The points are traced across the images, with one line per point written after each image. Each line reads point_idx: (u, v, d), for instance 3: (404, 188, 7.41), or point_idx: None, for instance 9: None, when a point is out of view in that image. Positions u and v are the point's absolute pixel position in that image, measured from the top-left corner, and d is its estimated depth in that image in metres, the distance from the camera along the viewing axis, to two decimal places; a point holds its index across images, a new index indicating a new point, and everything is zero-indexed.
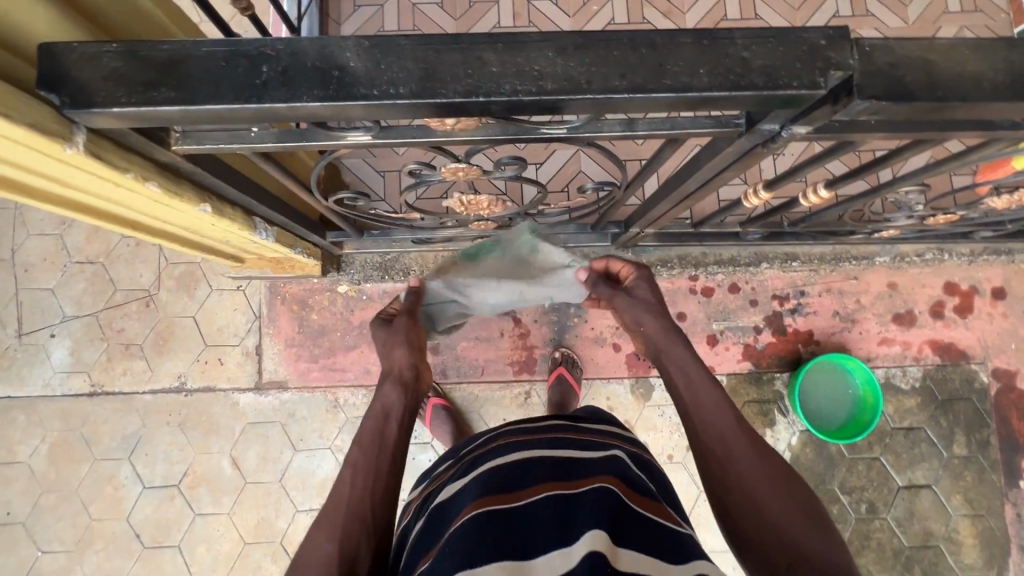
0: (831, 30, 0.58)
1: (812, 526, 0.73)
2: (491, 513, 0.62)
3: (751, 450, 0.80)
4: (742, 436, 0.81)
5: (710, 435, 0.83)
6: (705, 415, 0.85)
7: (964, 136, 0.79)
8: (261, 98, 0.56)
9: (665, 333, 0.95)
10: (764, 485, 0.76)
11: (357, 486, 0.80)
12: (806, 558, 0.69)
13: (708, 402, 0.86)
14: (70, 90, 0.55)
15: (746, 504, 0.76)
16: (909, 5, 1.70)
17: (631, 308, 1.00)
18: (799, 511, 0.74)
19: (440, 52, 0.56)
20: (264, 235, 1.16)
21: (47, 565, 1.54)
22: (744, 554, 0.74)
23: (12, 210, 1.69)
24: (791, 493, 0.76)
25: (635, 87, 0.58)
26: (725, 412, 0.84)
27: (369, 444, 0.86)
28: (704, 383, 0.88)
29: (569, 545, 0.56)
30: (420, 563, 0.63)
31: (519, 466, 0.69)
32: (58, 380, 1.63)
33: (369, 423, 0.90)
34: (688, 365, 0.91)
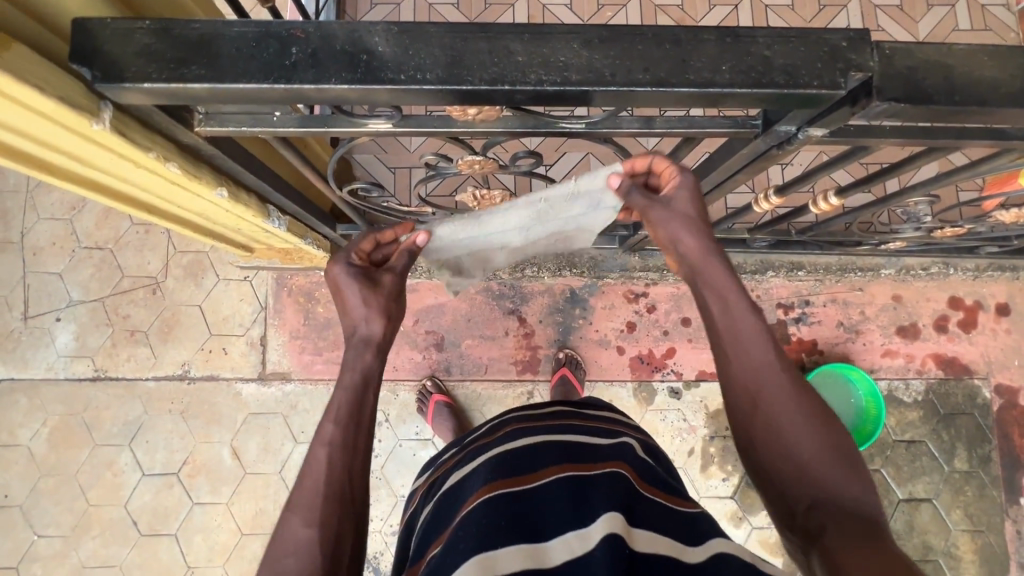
0: (852, 33, 0.59)
1: (846, 469, 0.63)
2: (503, 495, 0.62)
3: (788, 386, 0.68)
4: (780, 372, 0.69)
5: (742, 366, 0.70)
6: (738, 346, 0.71)
7: (975, 146, 0.81)
8: (290, 78, 0.56)
9: (703, 245, 0.77)
10: (796, 423, 0.66)
11: (336, 465, 0.69)
12: (833, 501, 0.61)
13: (742, 330, 0.72)
14: (102, 65, 0.56)
15: (774, 445, 0.66)
16: (919, 21, 1.72)
17: (668, 221, 0.79)
18: (834, 452, 0.64)
19: (468, 40, 0.57)
20: (277, 224, 1.17)
21: (43, 550, 1.54)
22: (765, 493, 0.67)
23: (24, 193, 1.70)
24: (827, 431, 0.66)
25: (658, 81, 0.58)
26: (760, 341, 0.70)
27: (344, 416, 0.73)
28: (738, 309, 0.73)
29: (585, 528, 0.56)
30: (434, 545, 0.63)
31: (528, 449, 0.70)
32: (62, 364, 1.63)
33: (341, 396, 0.75)
34: (723, 283, 0.75)
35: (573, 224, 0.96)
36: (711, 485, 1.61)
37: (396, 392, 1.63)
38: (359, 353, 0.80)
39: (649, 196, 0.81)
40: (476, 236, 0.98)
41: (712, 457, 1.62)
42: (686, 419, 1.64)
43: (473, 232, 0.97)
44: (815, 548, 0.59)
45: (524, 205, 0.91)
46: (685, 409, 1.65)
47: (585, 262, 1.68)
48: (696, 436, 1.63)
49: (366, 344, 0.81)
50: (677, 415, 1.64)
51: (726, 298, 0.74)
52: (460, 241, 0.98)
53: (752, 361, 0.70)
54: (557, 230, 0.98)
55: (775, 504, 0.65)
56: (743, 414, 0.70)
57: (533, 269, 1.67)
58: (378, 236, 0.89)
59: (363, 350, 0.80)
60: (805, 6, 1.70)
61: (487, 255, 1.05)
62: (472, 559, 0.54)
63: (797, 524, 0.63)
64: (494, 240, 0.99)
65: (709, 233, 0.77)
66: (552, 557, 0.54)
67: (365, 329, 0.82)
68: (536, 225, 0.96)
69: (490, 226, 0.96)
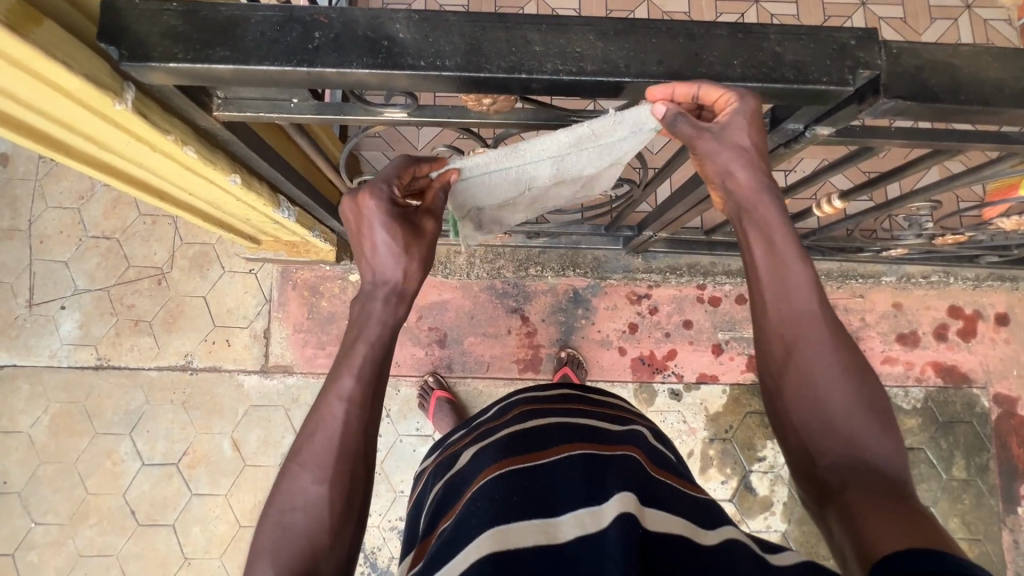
0: (860, 32, 0.61)
1: (879, 429, 0.63)
2: (514, 472, 0.64)
3: (828, 341, 0.65)
4: (822, 326, 0.66)
5: (780, 319, 0.67)
6: (780, 295, 0.68)
7: (979, 148, 0.82)
8: (312, 62, 0.58)
9: (757, 182, 0.68)
10: (832, 380, 0.64)
11: (353, 424, 0.66)
12: (858, 460, 0.62)
13: (786, 281, 0.67)
14: (129, 45, 0.57)
15: (806, 399, 0.65)
16: (922, 34, 1.75)
17: (718, 156, 0.67)
18: (867, 411, 0.63)
19: (487, 29, 0.59)
20: (286, 214, 1.18)
21: (40, 538, 1.54)
22: (786, 444, 0.68)
23: (33, 181, 1.71)
24: (863, 390, 0.64)
25: (670, 74, 0.60)
26: (804, 293, 0.67)
27: (365, 371, 0.68)
28: (784, 258, 0.67)
29: (599, 505, 0.57)
30: (445, 521, 0.64)
31: (538, 429, 0.72)
32: (65, 351, 1.63)
33: (364, 349, 0.69)
34: (772, 225, 0.68)
35: (618, 158, 0.81)
36: (710, 487, 1.62)
37: (398, 387, 1.64)
38: (387, 304, 0.72)
39: (698, 124, 0.66)
40: (506, 179, 0.83)
41: (711, 459, 1.63)
42: (686, 421, 1.65)
43: (505, 163, 0.78)
44: (833, 506, 0.61)
45: (566, 145, 0.75)
46: (685, 411, 1.65)
47: (589, 262, 1.69)
48: (696, 438, 1.64)
49: (395, 294, 0.73)
50: (677, 416, 1.65)
51: (773, 241, 0.68)
52: (484, 174, 0.81)
53: (794, 312, 0.66)
54: (599, 166, 0.83)
55: (794, 456, 0.66)
56: (775, 366, 0.68)
57: (537, 268, 1.68)
58: (414, 169, 0.75)
59: (390, 297, 0.72)
60: (811, 15, 1.73)
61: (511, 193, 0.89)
62: (486, 533, 0.55)
63: (814, 476, 0.64)
64: (523, 174, 0.82)
65: (765, 166, 0.68)
66: (564, 532, 0.55)
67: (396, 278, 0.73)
68: (577, 156, 0.79)
69: (526, 156, 0.77)
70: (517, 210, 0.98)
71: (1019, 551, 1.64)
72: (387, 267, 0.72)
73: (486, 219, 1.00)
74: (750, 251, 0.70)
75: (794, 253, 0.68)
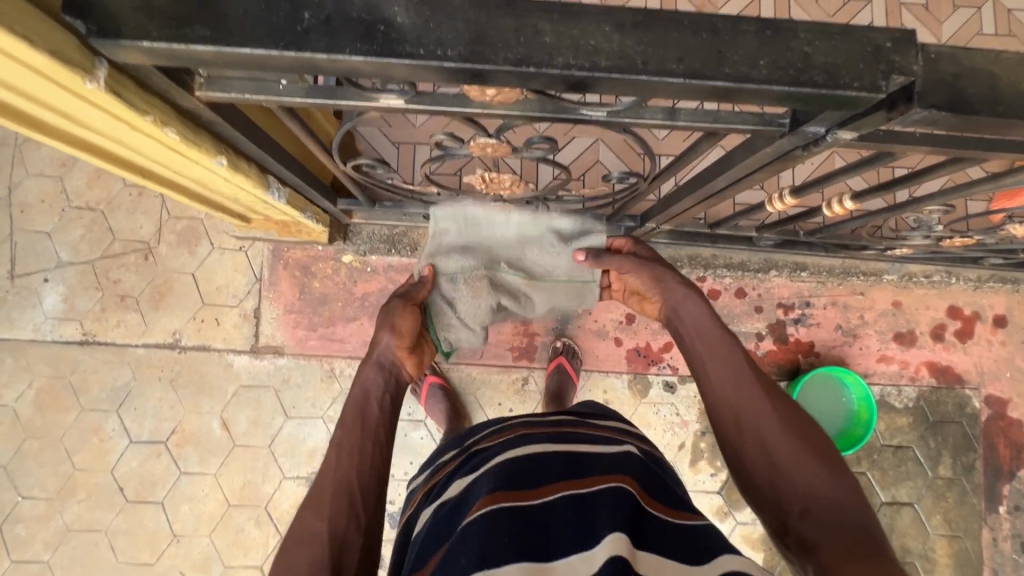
0: (897, 33, 0.56)
1: (824, 464, 0.76)
2: (507, 509, 0.62)
3: (763, 398, 0.83)
4: (757, 384, 0.85)
5: (726, 394, 0.86)
6: (721, 375, 0.88)
7: (1003, 158, 0.78)
8: (300, 46, 0.53)
9: (693, 297, 0.99)
10: (781, 441, 0.79)
11: (343, 466, 0.84)
12: (820, 510, 0.72)
13: (726, 365, 0.89)
14: (98, 19, 0.51)
15: (762, 457, 0.79)
16: (944, 22, 1.68)
17: (640, 270, 1.09)
18: (818, 466, 0.76)
19: (493, 15, 0.54)
20: (276, 196, 1.14)
21: (27, 512, 1.53)
22: (760, 509, 0.78)
23: (12, 147, 1.63)
24: (803, 433, 0.79)
25: (692, 73, 0.55)
26: (743, 372, 0.87)
27: (353, 422, 0.90)
28: (721, 347, 0.91)
29: (590, 550, 0.56)
30: (436, 554, 0.63)
31: (532, 462, 0.70)
32: (49, 326, 1.59)
33: (351, 401, 0.94)
34: (704, 319, 0.95)
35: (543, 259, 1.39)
36: (699, 479, 1.62)
37: None
38: (376, 372, 0.99)
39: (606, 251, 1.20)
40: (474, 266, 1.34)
41: (701, 452, 1.63)
42: (679, 414, 1.64)
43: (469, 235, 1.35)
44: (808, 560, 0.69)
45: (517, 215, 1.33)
46: (678, 404, 1.65)
47: None
48: (688, 431, 1.64)
49: (377, 363, 1.00)
50: (670, 409, 1.64)
51: (706, 332, 0.94)
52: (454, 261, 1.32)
53: (733, 379, 0.86)
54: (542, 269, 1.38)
55: (771, 519, 0.76)
56: (732, 437, 0.83)
57: None
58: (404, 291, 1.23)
59: (386, 372, 1.00)
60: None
61: (476, 272, 1.32)
62: None
63: (789, 535, 0.73)
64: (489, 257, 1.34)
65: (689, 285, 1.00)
66: None
67: (391, 350, 1.03)
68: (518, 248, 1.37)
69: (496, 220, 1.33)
70: (471, 299, 1.32)
71: (997, 548, 1.67)
72: (385, 343, 1.03)
73: (449, 297, 1.32)
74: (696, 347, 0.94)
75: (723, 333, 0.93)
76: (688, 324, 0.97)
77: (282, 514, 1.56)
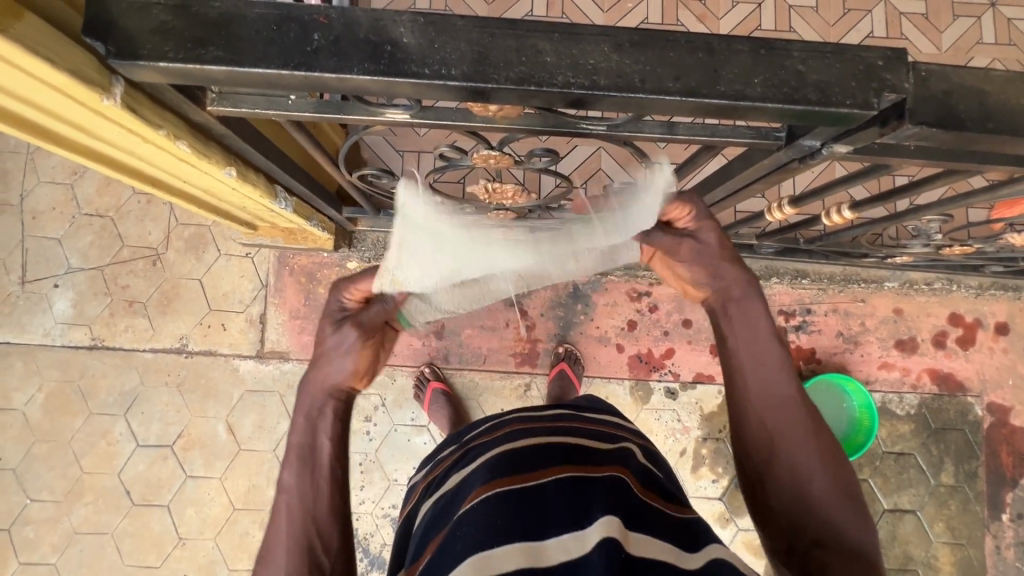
0: (889, 52, 0.58)
1: (846, 501, 0.73)
2: (503, 493, 0.63)
3: (802, 417, 0.77)
4: (801, 409, 0.78)
5: (763, 404, 0.79)
6: (762, 383, 0.80)
7: (998, 170, 0.79)
8: (310, 66, 0.55)
9: (745, 295, 0.85)
10: (811, 466, 0.75)
11: (296, 511, 0.77)
12: (834, 541, 0.70)
13: (769, 372, 0.80)
14: (117, 41, 0.53)
15: (786, 476, 0.75)
16: (943, 32, 1.69)
17: (704, 258, 0.86)
18: (841, 497, 0.73)
19: (496, 36, 0.56)
20: (283, 205, 1.16)
21: (35, 514, 1.55)
22: (767, 523, 0.76)
23: (24, 154, 1.67)
24: (835, 463, 0.75)
25: (688, 91, 0.57)
26: (787, 383, 0.79)
27: (300, 467, 0.80)
28: (771, 351, 0.81)
29: (582, 529, 0.57)
30: (434, 540, 0.64)
31: (528, 450, 0.71)
32: (58, 330, 1.62)
33: (296, 441, 0.82)
34: (755, 323, 0.83)
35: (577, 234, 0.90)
36: (700, 486, 1.63)
37: (394, 376, 1.63)
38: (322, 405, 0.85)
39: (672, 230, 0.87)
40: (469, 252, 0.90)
41: (703, 458, 1.64)
42: (681, 420, 1.65)
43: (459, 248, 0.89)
44: None
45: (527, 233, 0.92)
46: (680, 410, 1.65)
47: None
48: (689, 437, 1.64)
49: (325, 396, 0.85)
50: (671, 415, 1.65)
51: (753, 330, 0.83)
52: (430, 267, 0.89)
53: (777, 399, 0.78)
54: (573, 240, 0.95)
55: (776, 536, 0.74)
56: (758, 449, 0.78)
57: None
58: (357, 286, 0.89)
59: (335, 402, 0.86)
60: (829, 10, 1.68)
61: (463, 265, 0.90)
62: (469, 559, 0.55)
63: (793, 556, 0.72)
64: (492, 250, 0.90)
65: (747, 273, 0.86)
66: (550, 556, 0.55)
67: (342, 382, 0.86)
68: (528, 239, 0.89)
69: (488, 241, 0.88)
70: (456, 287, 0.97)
71: (999, 556, 1.67)
72: (332, 377, 0.86)
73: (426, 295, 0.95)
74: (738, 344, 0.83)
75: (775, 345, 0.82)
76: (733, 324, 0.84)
77: None
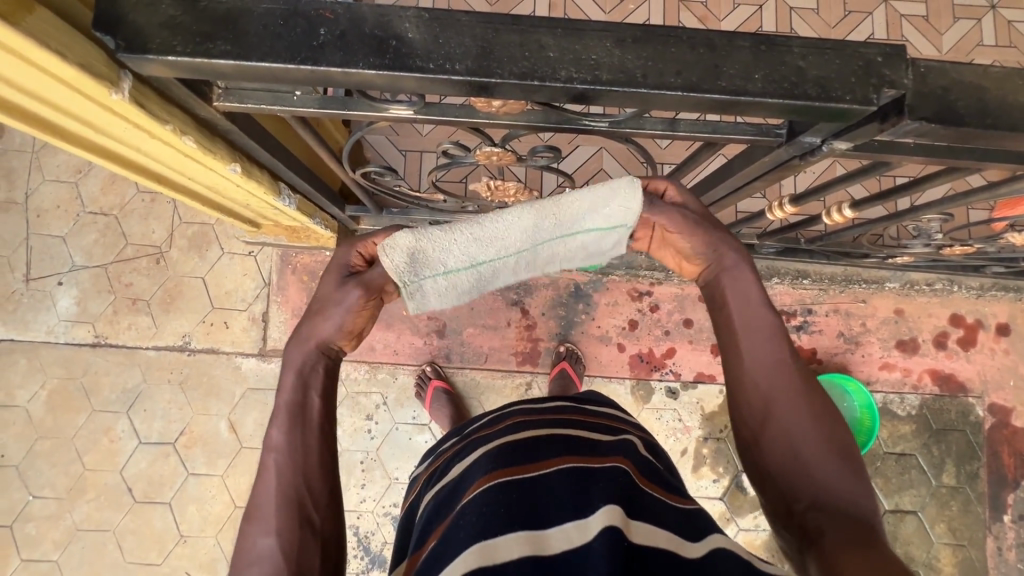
0: (888, 48, 0.58)
1: (845, 464, 0.71)
2: (505, 483, 0.64)
3: (795, 382, 0.75)
4: (793, 372, 0.76)
5: (756, 372, 0.77)
6: (753, 350, 0.78)
7: (998, 167, 0.80)
8: (316, 60, 0.56)
9: (735, 260, 0.83)
10: (806, 430, 0.72)
11: (286, 471, 0.73)
12: (832, 505, 0.68)
13: (761, 339, 0.78)
14: (127, 35, 0.54)
15: (781, 442, 0.73)
16: (944, 34, 1.70)
17: (695, 231, 0.83)
18: (840, 461, 0.71)
19: (499, 31, 0.56)
20: (287, 202, 1.16)
21: (37, 511, 1.55)
22: (766, 490, 0.75)
23: (29, 153, 1.68)
24: (832, 428, 0.73)
25: (689, 86, 0.58)
26: (779, 349, 0.77)
27: (290, 422, 0.75)
28: (761, 318, 0.79)
29: (584, 519, 0.58)
30: (437, 530, 0.65)
31: (530, 441, 0.72)
32: (62, 328, 1.63)
33: (284, 397, 0.77)
34: (747, 287, 0.81)
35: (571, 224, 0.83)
36: (701, 485, 1.63)
37: (396, 375, 1.64)
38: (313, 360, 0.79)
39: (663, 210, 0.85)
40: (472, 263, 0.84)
41: (704, 458, 1.64)
42: (682, 420, 1.65)
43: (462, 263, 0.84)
44: (809, 552, 0.67)
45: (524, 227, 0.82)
46: (681, 410, 1.66)
47: None
48: (690, 437, 1.64)
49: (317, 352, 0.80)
50: (672, 415, 1.65)
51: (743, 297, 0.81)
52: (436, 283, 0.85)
53: (768, 364, 0.76)
54: (575, 220, 0.82)
55: (775, 502, 0.73)
56: (752, 417, 0.76)
57: None
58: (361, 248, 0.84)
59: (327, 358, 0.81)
60: (830, 11, 1.69)
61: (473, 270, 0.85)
62: (471, 547, 0.56)
63: (793, 521, 0.70)
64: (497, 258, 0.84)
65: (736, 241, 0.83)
66: (552, 545, 0.56)
67: (337, 338, 0.81)
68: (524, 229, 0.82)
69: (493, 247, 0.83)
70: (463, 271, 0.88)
71: (1001, 557, 1.66)
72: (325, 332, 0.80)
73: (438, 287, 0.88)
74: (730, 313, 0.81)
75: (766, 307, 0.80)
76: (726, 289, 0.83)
77: None
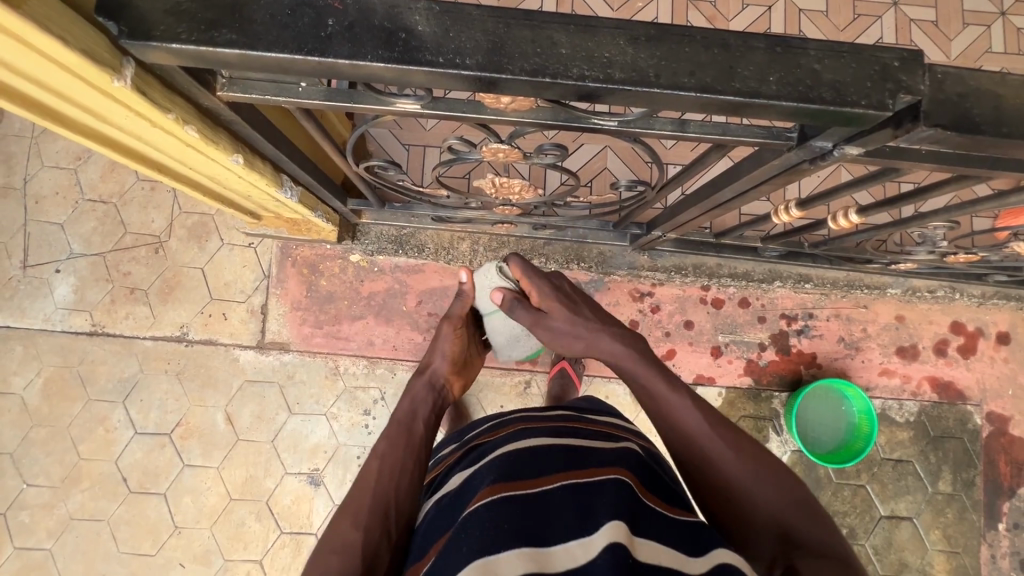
0: (905, 52, 0.57)
1: (797, 506, 0.75)
2: (507, 498, 0.63)
3: (722, 443, 0.82)
4: (717, 434, 0.83)
5: (687, 444, 0.84)
6: (677, 425, 0.86)
7: (1008, 176, 0.78)
8: (323, 51, 0.54)
9: (632, 356, 0.97)
10: (749, 484, 0.78)
11: (383, 475, 0.89)
12: (802, 548, 0.71)
13: (679, 414, 0.87)
14: (130, 21, 0.53)
15: (733, 501, 0.78)
16: (953, 40, 1.69)
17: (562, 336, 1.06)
18: (792, 505, 0.75)
19: (511, 27, 0.55)
20: (289, 194, 1.15)
21: (31, 499, 1.55)
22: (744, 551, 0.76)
23: (29, 138, 1.66)
24: (772, 475, 0.78)
25: (703, 87, 0.57)
26: (697, 418, 0.85)
27: (399, 437, 1.00)
28: (673, 398, 0.89)
29: (588, 535, 0.57)
30: (438, 544, 0.64)
31: (532, 453, 0.71)
32: (59, 316, 1.61)
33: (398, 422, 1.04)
34: (650, 376, 0.93)
35: None
36: None
37: (394, 371, 1.63)
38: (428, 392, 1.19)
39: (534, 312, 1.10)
40: None
41: None
42: None
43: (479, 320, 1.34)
44: None
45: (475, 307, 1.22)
46: None
47: (594, 257, 1.68)
48: None
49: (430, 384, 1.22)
50: None
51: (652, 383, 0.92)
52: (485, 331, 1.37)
53: (694, 434, 0.84)
54: None
55: (755, 561, 0.74)
56: (703, 486, 0.82)
57: (541, 259, 1.66)
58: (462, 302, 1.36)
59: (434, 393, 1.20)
60: (840, 14, 1.68)
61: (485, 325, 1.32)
62: (472, 563, 0.55)
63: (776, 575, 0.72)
64: None
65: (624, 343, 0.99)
66: (554, 561, 0.55)
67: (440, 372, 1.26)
68: None
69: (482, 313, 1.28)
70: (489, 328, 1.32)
71: (995, 565, 1.67)
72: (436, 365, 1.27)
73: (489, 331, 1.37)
74: (649, 399, 0.92)
75: (676, 387, 0.91)
76: (637, 379, 0.94)
77: (282, 509, 1.57)
